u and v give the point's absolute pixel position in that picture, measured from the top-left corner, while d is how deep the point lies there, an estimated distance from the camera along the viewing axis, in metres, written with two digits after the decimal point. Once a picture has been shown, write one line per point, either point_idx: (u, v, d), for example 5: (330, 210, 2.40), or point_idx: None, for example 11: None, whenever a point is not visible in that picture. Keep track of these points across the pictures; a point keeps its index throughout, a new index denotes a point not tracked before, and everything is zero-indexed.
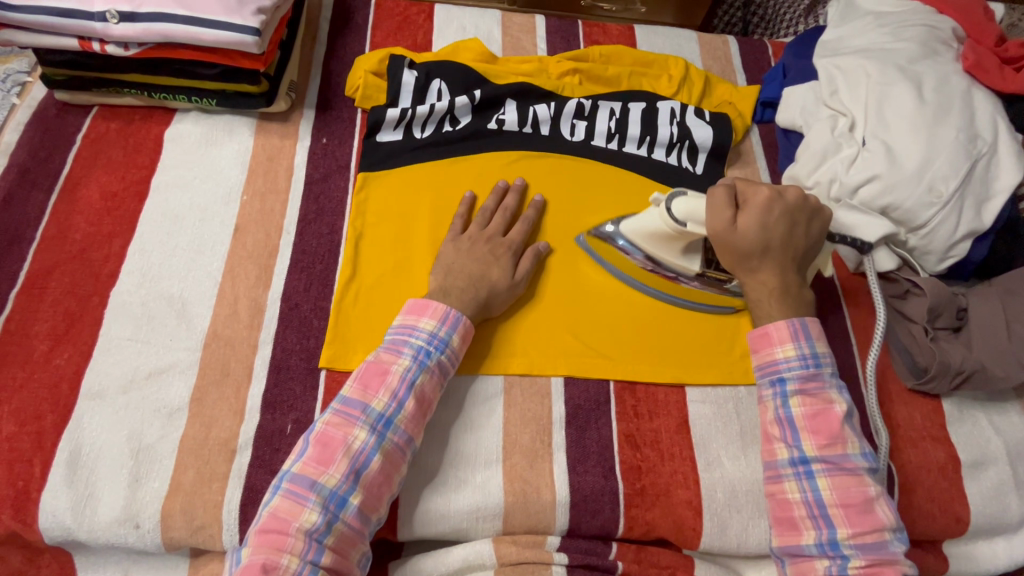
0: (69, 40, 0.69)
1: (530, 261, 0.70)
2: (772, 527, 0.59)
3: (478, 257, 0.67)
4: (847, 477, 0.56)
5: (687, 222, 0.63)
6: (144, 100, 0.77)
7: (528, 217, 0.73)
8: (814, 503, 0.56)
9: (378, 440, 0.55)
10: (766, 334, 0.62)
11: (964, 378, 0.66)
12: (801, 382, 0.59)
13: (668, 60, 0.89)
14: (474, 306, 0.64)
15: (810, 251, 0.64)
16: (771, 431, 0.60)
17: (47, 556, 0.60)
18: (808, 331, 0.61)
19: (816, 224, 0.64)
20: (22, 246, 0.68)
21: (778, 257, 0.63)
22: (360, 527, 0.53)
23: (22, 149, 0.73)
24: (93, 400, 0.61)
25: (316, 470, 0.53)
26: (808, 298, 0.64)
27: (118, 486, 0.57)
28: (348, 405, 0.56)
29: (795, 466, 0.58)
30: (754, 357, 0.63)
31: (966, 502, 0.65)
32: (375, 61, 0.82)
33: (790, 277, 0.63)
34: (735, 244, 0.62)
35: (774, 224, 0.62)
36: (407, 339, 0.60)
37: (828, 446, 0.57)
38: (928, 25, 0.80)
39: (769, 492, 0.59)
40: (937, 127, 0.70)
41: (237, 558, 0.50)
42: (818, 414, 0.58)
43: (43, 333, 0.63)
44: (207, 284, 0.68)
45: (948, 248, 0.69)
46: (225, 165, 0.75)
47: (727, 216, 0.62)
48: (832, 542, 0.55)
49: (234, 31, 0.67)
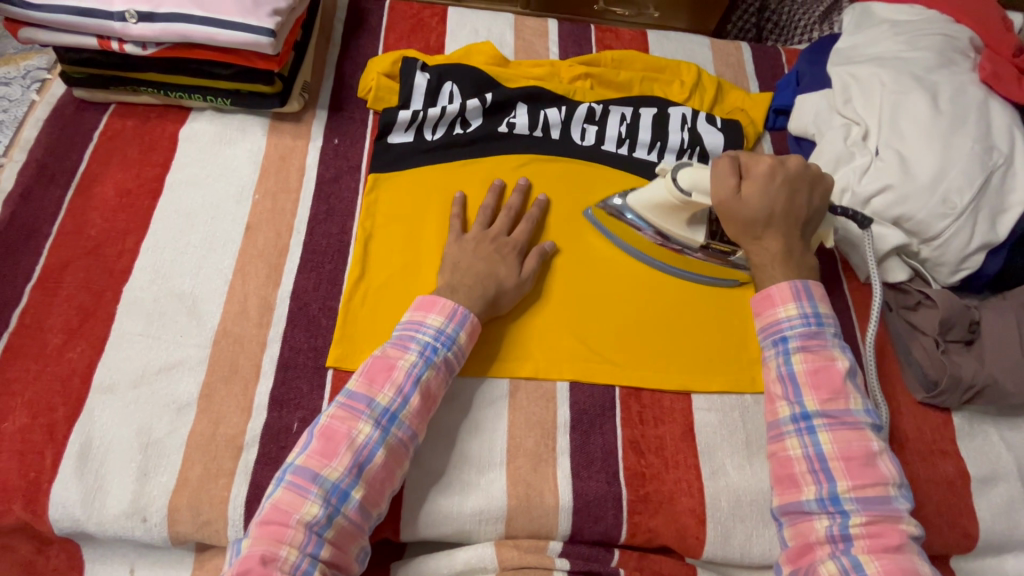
0: (89, 39, 0.70)
1: (535, 261, 0.70)
2: (772, 489, 0.58)
3: (483, 256, 0.68)
4: (849, 432, 0.56)
5: (692, 191, 0.67)
6: (159, 98, 0.78)
7: (533, 217, 0.73)
8: (814, 457, 0.56)
9: (382, 435, 0.55)
10: (768, 295, 0.63)
11: (975, 393, 0.66)
12: (803, 339, 0.60)
13: (681, 66, 0.88)
14: (481, 304, 0.64)
15: (813, 219, 0.65)
16: (773, 389, 0.60)
17: (56, 546, 0.60)
18: (810, 291, 0.62)
19: (817, 193, 0.65)
20: (38, 241, 0.69)
21: (782, 224, 0.64)
22: (360, 522, 0.53)
23: (40, 145, 0.75)
24: (104, 393, 0.62)
25: (319, 463, 0.53)
26: (812, 264, 0.65)
27: (126, 480, 0.58)
28: (354, 400, 0.56)
29: (796, 422, 0.57)
30: (757, 320, 0.63)
31: (975, 518, 0.64)
32: (388, 63, 0.83)
33: (794, 243, 0.64)
34: (737, 211, 0.64)
35: (775, 191, 0.64)
36: (414, 336, 0.60)
37: (830, 401, 0.57)
38: (944, 34, 0.79)
39: (771, 451, 0.59)
40: (952, 138, 0.69)
41: (238, 549, 0.51)
42: (820, 369, 0.58)
43: (56, 327, 0.64)
44: (217, 282, 0.68)
45: (961, 260, 0.68)
46: (238, 164, 0.76)
47: (730, 184, 0.64)
48: (833, 496, 0.54)
49: (249, 33, 0.68)
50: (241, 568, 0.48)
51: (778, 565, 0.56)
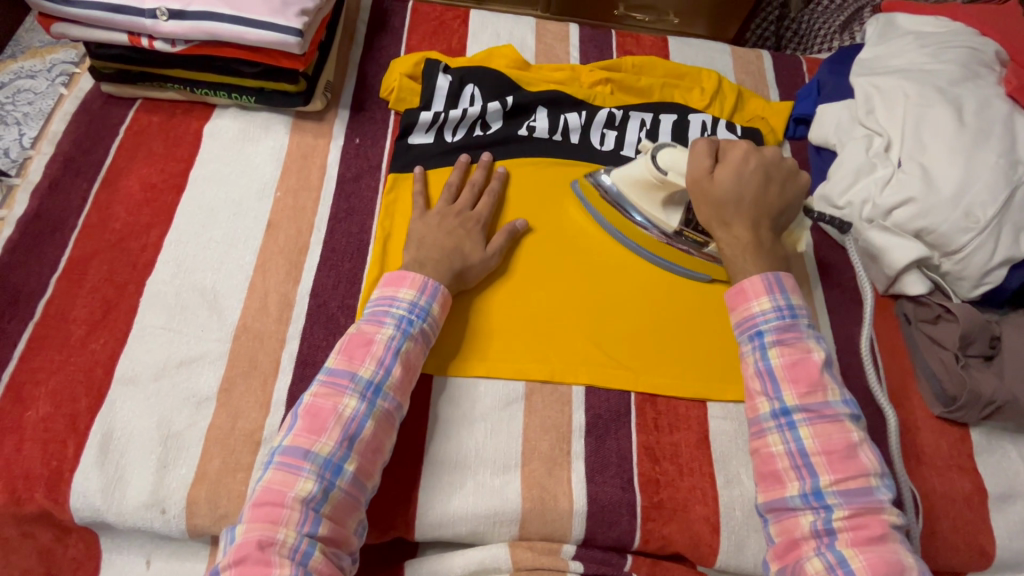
0: (119, 35, 0.71)
1: (503, 237, 0.71)
2: (756, 485, 0.58)
3: (449, 231, 0.69)
4: (829, 424, 0.56)
5: (669, 171, 0.68)
6: (184, 95, 0.79)
7: (494, 190, 0.74)
8: (797, 453, 0.55)
9: (369, 407, 0.56)
10: (742, 290, 0.63)
11: (995, 409, 0.65)
12: (779, 333, 0.60)
13: (701, 73, 0.89)
14: (450, 276, 0.66)
15: (784, 211, 0.67)
16: (752, 385, 0.60)
17: (74, 535, 0.61)
18: (782, 284, 0.62)
19: (791, 185, 0.67)
20: (64, 232, 0.70)
21: (753, 211, 0.65)
22: (356, 494, 0.53)
23: (68, 138, 0.76)
24: (126, 385, 0.62)
25: (309, 440, 0.53)
26: (782, 255, 0.66)
27: (146, 471, 0.59)
28: (336, 375, 0.56)
29: (776, 418, 0.57)
30: (732, 316, 0.64)
31: (992, 535, 0.64)
32: (410, 64, 0.83)
33: (763, 234, 0.65)
34: (710, 193, 0.65)
35: (748, 175, 0.65)
36: (388, 310, 0.61)
37: (808, 394, 0.57)
38: (969, 47, 0.79)
39: (753, 448, 0.58)
40: (976, 151, 0.69)
41: (231, 537, 0.50)
42: (797, 363, 0.58)
43: (81, 318, 0.65)
44: (238, 278, 0.69)
45: (982, 275, 0.68)
46: (260, 162, 0.77)
47: (704, 165, 0.65)
48: (816, 491, 0.54)
49: (278, 32, 0.68)
50: (237, 555, 0.48)
51: (764, 560, 0.56)
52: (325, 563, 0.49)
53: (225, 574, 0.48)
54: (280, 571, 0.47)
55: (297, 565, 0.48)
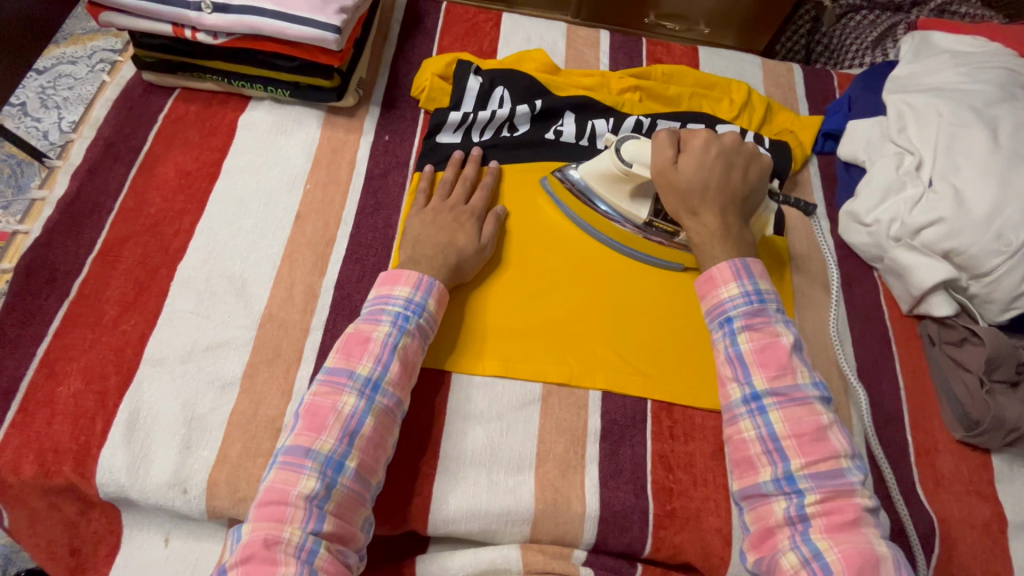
0: (164, 26, 0.73)
1: (492, 225, 0.72)
2: (732, 474, 0.58)
3: (442, 226, 0.70)
4: (798, 407, 0.56)
5: (633, 164, 0.68)
6: (222, 86, 0.81)
7: (488, 184, 0.75)
8: (767, 437, 0.55)
9: (367, 404, 0.56)
10: (711, 277, 0.64)
11: (1019, 435, 0.64)
12: (747, 318, 0.60)
13: (731, 84, 0.88)
14: (445, 272, 0.66)
15: (748, 195, 0.69)
16: (723, 372, 0.60)
17: (97, 509, 0.63)
18: (749, 270, 0.63)
19: (752, 168, 0.69)
20: (102, 215, 0.72)
21: (717, 198, 0.66)
22: (360, 490, 0.54)
23: (108, 123, 0.78)
24: (154, 366, 0.64)
25: (310, 438, 0.54)
26: (750, 240, 0.67)
27: (170, 452, 0.60)
28: (334, 374, 0.57)
29: (747, 404, 0.57)
30: (702, 303, 0.64)
31: (1011, 565, 0.62)
32: (442, 64, 0.84)
33: (729, 219, 0.67)
34: (675, 182, 0.66)
35: (710, 163, 0.67)
36: (383, 307, 0.62)
37: (777, 377, 0.57)
38: (1008, 68, 0.78)
39: (726, 436, 0.58)
40: (1011, 174, 0.68)
41: (237, 536, 0.51)
42: (765, 347, 0.58)
43: (114, 299, 0.67)
44: (266, 267, 0.71)
45: (1012, 298, 0.67)
46: (292, 154, 0.78)
47: (667, 155, 0.67)
48: (788, 476, 0.54)
49: (317, 28, 0.70)
50: (243, 553, 0.49)
51: (743, 551, 0.56)
52: (329, 562, 0.50)
53: (231, 572, 0.49)
54: (285, 570, 0.48)
55: (302, 563, 0.49)
